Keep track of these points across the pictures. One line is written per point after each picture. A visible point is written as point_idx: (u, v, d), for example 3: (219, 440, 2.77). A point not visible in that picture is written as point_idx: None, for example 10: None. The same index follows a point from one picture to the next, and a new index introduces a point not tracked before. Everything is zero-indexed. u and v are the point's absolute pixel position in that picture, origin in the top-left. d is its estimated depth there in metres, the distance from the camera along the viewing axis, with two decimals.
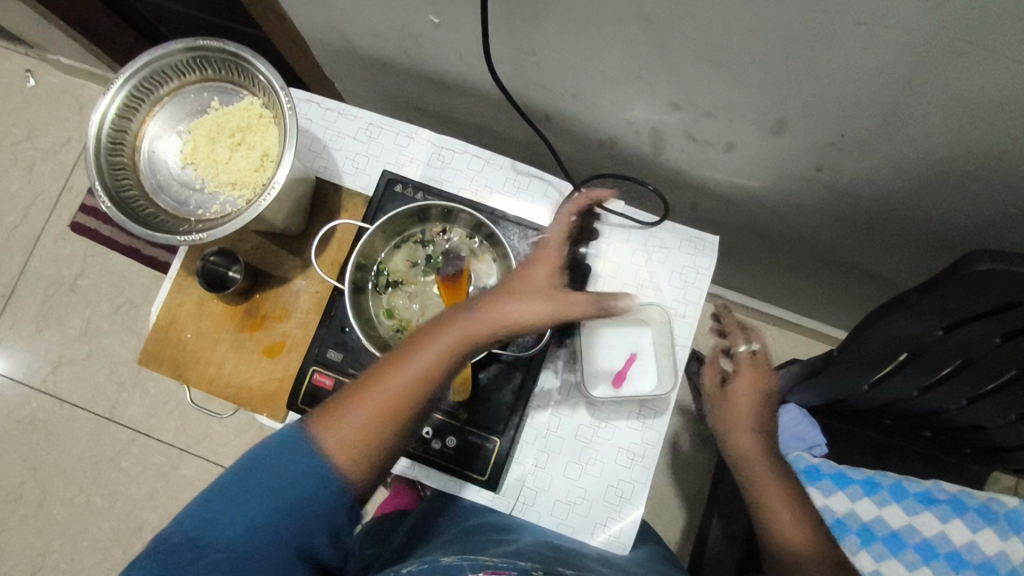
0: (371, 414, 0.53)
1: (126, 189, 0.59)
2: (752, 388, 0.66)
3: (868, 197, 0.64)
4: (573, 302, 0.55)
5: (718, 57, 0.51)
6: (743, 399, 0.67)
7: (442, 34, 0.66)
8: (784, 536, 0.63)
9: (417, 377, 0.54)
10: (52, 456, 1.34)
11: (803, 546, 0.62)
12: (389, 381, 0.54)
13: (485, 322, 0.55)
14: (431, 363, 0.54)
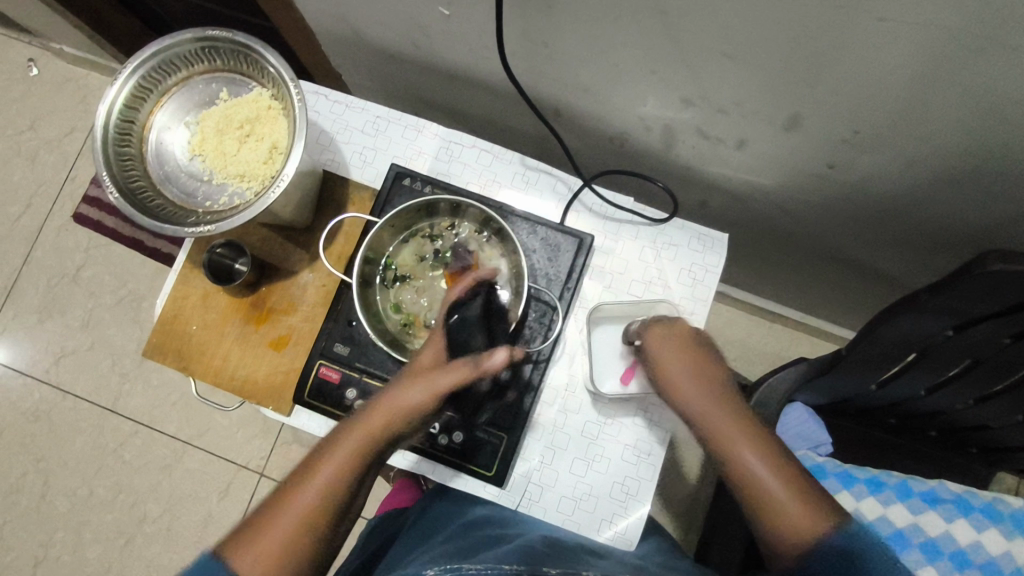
0: (287, 526, 0.51)
1: (134, 180, 0.58)
2: (679, 340, 0.62)
3: (878, 195, 0.64)
4: (457, 370, 0.57)
5: (733, 53, 0.51)
6: (670, 353, 0.61)
7: (452, 27, 0.65)
8: (764, 496, 0.53)
9: (327, 480, 0.53)
10: (55, 447, 1.34)
11: (787, 504, 0.52)
12: (300, 492, 0.53)
13: (383, 413, 0.56)
14: (338, 464, 0.54)
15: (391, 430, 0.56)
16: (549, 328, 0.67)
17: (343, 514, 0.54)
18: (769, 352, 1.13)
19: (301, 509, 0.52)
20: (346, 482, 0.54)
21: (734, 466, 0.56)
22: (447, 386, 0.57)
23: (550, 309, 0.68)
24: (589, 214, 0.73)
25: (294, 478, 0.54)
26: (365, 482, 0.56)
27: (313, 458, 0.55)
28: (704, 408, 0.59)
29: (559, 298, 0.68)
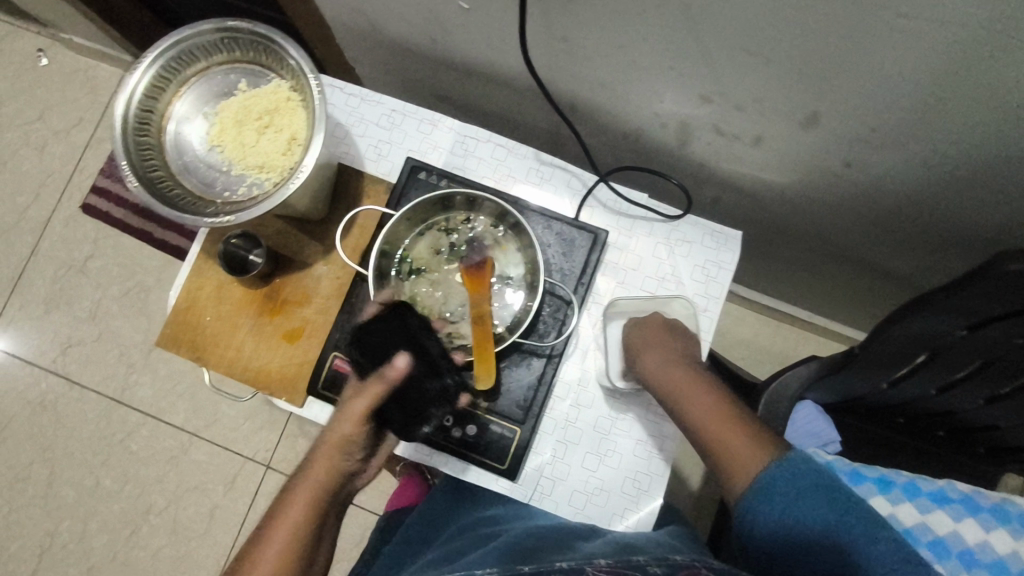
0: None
1: (153, 169, 0.58)
2: (649, 327, 0.67)
3: (894, 194, 0.64)
4: (368, 391, 0.58)
5: (755, 49, 0.51)
6: (640, 338, 0.66)
7: (471, 21, 0.65)
8: (723, 451, 0.58)
9: (284, 527, 0.55)
10: (62, 437, 1.34)
11: (739, 456, 0.57)
12: (258, 547, 0.55)
13: (320, 454, 0.59)
14: (294, 516, 0.56)
15: (333, 465, 0.59)
16: (563, 323, 0.68)
17: (311, 551, 0.56)
18: (776, 351, 1.13)
19: (266, 561, 0.53)
20: (304, 524, 0.56)
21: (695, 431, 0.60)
22: (368, 407, 0.58)
23: (564, 304, 0.69)
24: (604, 209, 0.73)
25: (253, 537, 0.56)
26: (327, 519, 0.58)
27: (267, 519, 0.57)
28: (664, 377, 0.63)
29: (574, 292, 0.69)
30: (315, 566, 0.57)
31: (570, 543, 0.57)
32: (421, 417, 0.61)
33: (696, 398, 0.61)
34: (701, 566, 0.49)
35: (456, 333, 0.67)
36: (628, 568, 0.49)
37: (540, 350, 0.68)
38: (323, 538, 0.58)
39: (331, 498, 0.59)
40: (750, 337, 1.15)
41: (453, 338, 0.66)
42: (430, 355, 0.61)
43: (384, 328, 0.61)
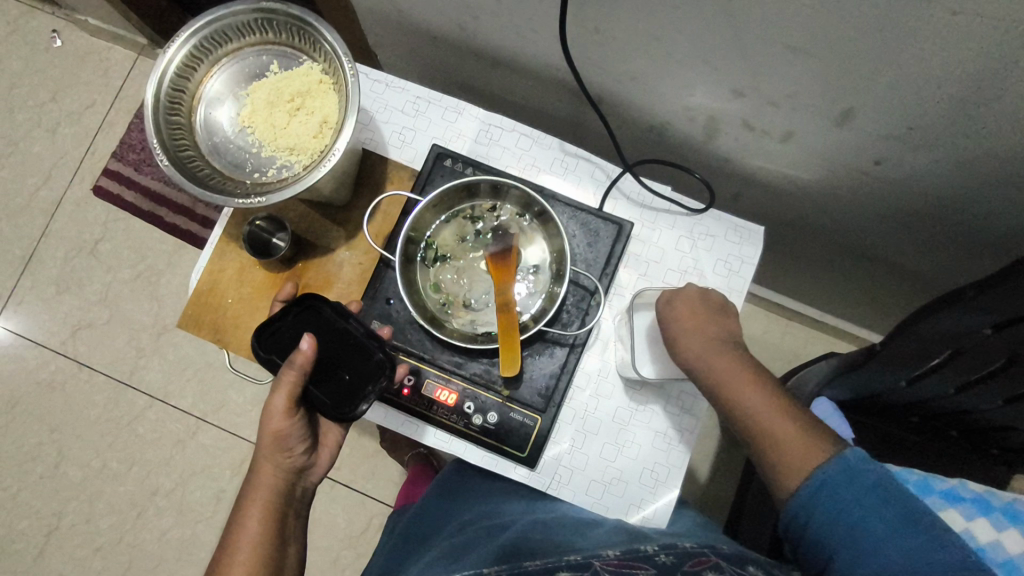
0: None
1: (183, 148, 0.58)
2: (687, 302, 0.64)
3: (919, 193, 0.64)
4: (281, 385, 0.59)
5: (795, 42, 0.51)
6: (676, 314, 0.64)
7: (503, 9, 0.65)
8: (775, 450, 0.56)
9: (248, 533, 0.58)
10: (69, 418, 1.34)
11: (793, 457, 0.55)
12: (226, 559, 0.57)
13: (263, 460, 0.61)
14: (252, 527, 0.59)
15: (275, 467, 0.61)
16: (586, 313, 0.69)
17: (279, 546, 0.59)
18: (787, 349, 1.14)
19: (238, 568, 0.56)
20: (262, 527, 0.59)
21: (742, 414, 0.60)
22: (286, 399, 0.59)
23: (588, 294, 0.69)
24: (628, 202, 0.73)
25: (220, 552, 0.59)
26: (286, 516, 0.61)
27: (228, 533, 0.59)
28: (707, 360, 0.62)
29: (599, 283, 0.69)
30: (288, 562, 0.60)
31: (578, 533, 0.57)
32: (352, 398, 0.60)
33: (742, 383, 0.60)
34: (709, 556, 0.50)
35: (480, 319, 0.68)
36: (637, 560, 0.49)
37: (562, 339, 0.68)
38: (290, 534, 0.61)
39: (284, 496, 0.62)
40: (760, 334, 1.15)
41: (476, 324, 0.68)
42: (341, 341, 0.62)
43: (291, 322, 0.62)
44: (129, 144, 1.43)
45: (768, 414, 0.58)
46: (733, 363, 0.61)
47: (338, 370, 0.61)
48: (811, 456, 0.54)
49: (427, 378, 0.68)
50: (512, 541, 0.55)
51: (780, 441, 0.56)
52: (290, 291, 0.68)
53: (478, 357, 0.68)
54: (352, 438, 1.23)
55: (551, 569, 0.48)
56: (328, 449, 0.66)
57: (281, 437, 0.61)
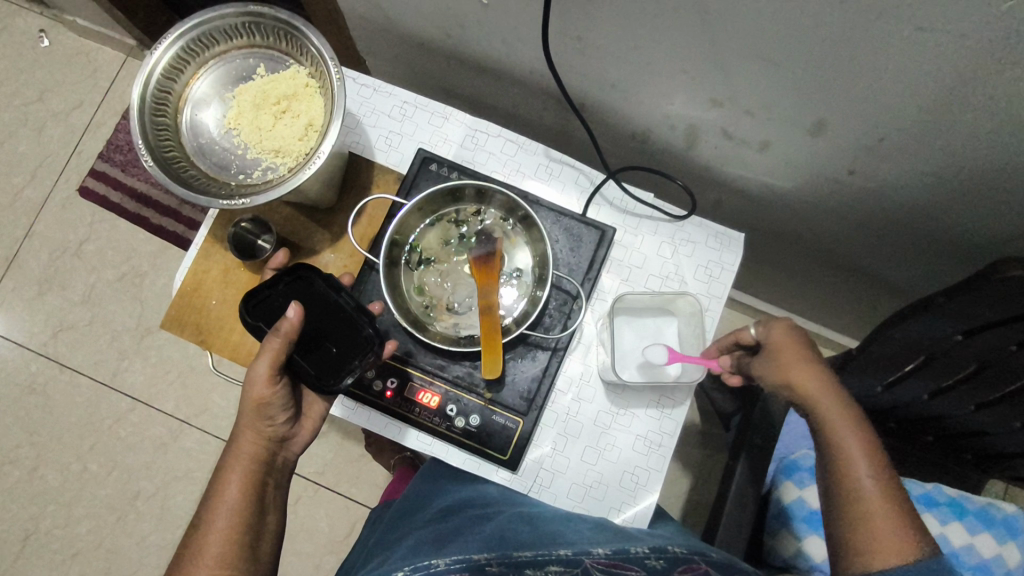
0: (215, 551, 0.56)
1: (168, 150, 0.59)
2: (799, 342, 0.63)
3: (892, 203, 0.66)
4: (266, 350, 0.59)
5: (774, 56, 0.53)
6: (791, 355, 0.62)
7: (488, 17, 0.66)
8: (863, 516, 0.55)
9: (228, 498, 0.59)
10: (50, 421, 1.33)
11: (881, 532, 0.54)
12: (205, 523, 0.58)
13: (244, 426, 0.62)
14: (230, 495, 0.59)
15: (256, 434, 0.62)
16: (568, 316, 0.70)
17: (257, 513, 0.59)
18: None
19: (216, 534, 0.57)
20: (242, 493, 0.59)
21: (839, 469, 0.58)
22: (271, 366, 0.60)
23: (571, 298, 0.70)
24: (610, 208, 0.74)
25: (199, 517, 0.59)
26: (266, 483, 0.62)
27: (207, 499, 0.60)
28: (821, 405, 0.60)
29: (582, 287, 0.70)
30: (267, 530, 0.60)
31: (568, 529, 0.57)
32: (338, 370, 0.62)
33: (851, 436, 0.58)
34: (699, 564, 0.50)
35: (463, 322, 0.68)
36: (627, 562, 0.50)
37: (545, 343, 0.69)
38: (269, 505, 0.61)
39: (263, 464, 0.62)
40: None
41: (459, 327, 0.68)
42: (332, 313, 0.63)
43: (282, 291, 0.63)
44: (116, 145, 1.43)
45: (869, 479, 0.56)
46: (852, 418, 0.59)
47: (325, 342, 0.63)
48: (899, 536, 0.53)
49: (411, 380, 0.68)
50: (499, 530, 0.56)
51: (869, 505, 0.55)
52: (281, 259, 0.69)
53: (460, 360, 0.68)
54: (336, 443, 1.23)
55: (541, 563, 0.50)
56: (310, 421, 0.66)
57: (264, 404, 0.61)
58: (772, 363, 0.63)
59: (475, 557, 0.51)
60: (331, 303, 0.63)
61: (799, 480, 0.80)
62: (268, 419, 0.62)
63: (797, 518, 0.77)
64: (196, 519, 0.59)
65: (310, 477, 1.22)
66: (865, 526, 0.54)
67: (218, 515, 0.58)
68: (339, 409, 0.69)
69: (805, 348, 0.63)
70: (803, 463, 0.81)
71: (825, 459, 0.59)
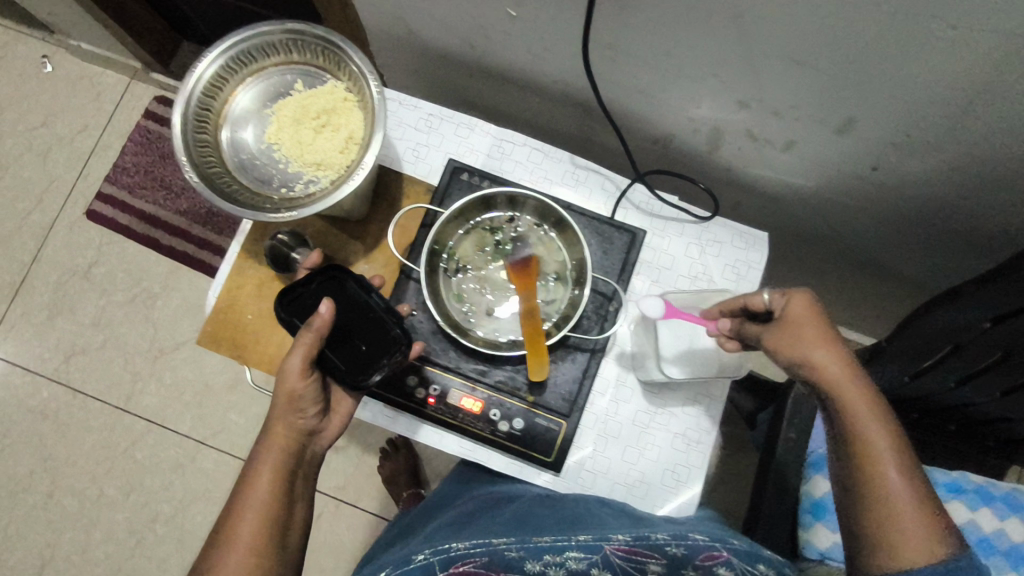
0: (246, 541, 0.57)
1: (211, 166, 0.59)
2: (814, 321, 0.56)
3: (912, 197, 0.68)
4: (299, 344, 0.60)
5: (804, 58, 0.55)
6: (811, 335, 0.56)
7: (516, 28, 0.68)
8: (889, 515, 0.52)
9: (259, 488, 0.59)
10: (64, 446, 1.32)
11: (906, 529, 0.51)
12: (236, 512, 0.58)
13: (276, 419, 0.62)
14: (261, 486, 0.59)
15: (287, 427, 0.62)
16: (605, 318, 0.71)
17: (286, 506, 0.60)
18: None
19: (246, 525, 0.57)
20: (274, 486, 0.59)
21: (859, 461, 0.54)
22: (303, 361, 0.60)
23: (606, 300, 0.72)
24: (637, 211, 0.76)
25: (230, 506, 0.59)
26: (296, 476, 0.62)
27: (238, 488, 0.60)
28: (841, 390, 0.55)
29: (615, 290, 0.71)
30: (295, 522, 0.61)
31: (581, 510, 0.61)
32: (367, 367, 0.62)
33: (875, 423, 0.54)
34: (721, 551, 0.53)
35: (503, 327, 0.69)
36: (646, 549, 0.55)
37: (583, 345, 0.70)
38: (297, 496, 0.62)
39: (294, 457, 0.62)
40: None
41: (500, 333, 0.68)
42: (363, 310, 0.64)
43: (315, 288, 0.64)
44: (123, 167, 1.44)
45: (892, 472, 0.53)
46: (871, 404, 0.55)
47: (354, 339, 0.63)
48: (926, 531, 0.51)
49: (452, 387, 0.68)
50: (519, 515, 0.61)
51: (897, 501, 0.52)
52: (316, 260, 0.69)
53: (500, 365, 0.69)
54: (357, 457, 1.23)
55: (560, 549, 0.55)
56: (339, 416, 0.66)
57: (296, 397, 0.61)
58: (791, 343, 0.56)
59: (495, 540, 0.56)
60: (362, 301, 0.64)
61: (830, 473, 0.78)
62: (298, 411, 0.62)
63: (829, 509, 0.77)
64: (227, 505, 0.60)
65: (331, 492, 1.21)
66: (890, 525, 0.52)
67: (248, 504, 0.58)
68: (380, 419, 0.69)
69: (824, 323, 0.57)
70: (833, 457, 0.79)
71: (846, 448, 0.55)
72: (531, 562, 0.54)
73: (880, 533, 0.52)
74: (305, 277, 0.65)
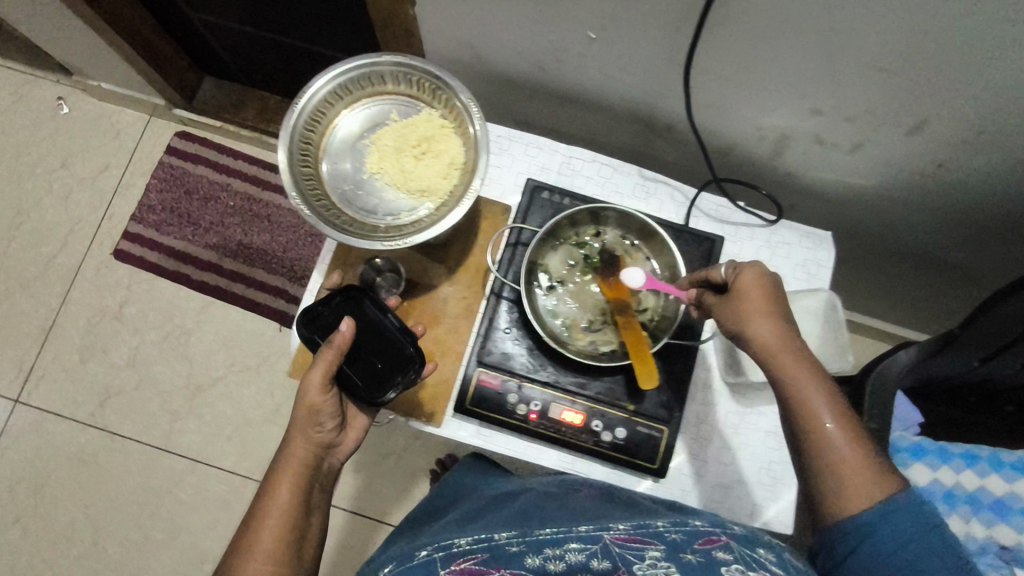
0: (266, 547, 0.59)
1: (318, 199, 0.61)
2: (754, 292, 0.59)
3: (974, 191, 0.71)
4: (320, 361, 0.63)
5: (887, 64, 0.58)
6: (753, 305, 0.58)
7: (592, 49, 0.70)
8: (828, 467, 0.54)
9: (280, 497, 0.62)
10: (105, 491, 1.30)
11: (848, 479, 0.53)
12: (258, 519, 0.61)
13: (295, 433, 0.65)
14: (280, 495, 0.62)
15: (306, 441, 0.65)
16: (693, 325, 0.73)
17: (303, 516, 0.63)
18: None
19: (266, 532, 0.60)
20: (293, 496, 0.62)
21: (800, 421, 0.56)
22: (321, 377, 0.62)
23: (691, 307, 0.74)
24: (707, 218, 0.78)
25: (252, 514, 0.62)
26: (312, 487, 0.65)
27: (259, 496, 0.63)
28: (777, 357, 0.57)
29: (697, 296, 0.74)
30: (312, 531, 0.63)
31: (590, 502, 0.62)
32: (382, 385, 0.65)
33: (811, 382, 0.56)
34: (718, 535, 0.51)
35: (599, 339, 0.70)
36: (646, 535, 0.52)
37: (674, 352, 0.72)
38: (314, 506, 0.65)
39: (311, 469, 0.65)
40: None
41: (597, 344, 0.70)
42: (378, 327, 0.66)
43: (334, 307, 0.67)
44: (148, 204, 1.42)
45: (831, 427, 0.54)
46: (808, 366, 0.56)
47: (369, 356, 0.65)
48: (869, 480, 0.53)
49: (553, 401, 0.70)
50: (524, 507, 0.62)
51: (836, 458, 0.54)
52: (337, 280, 0.73)
53: (598, 377, 0.71)
54: (410, 482, 1.22)
55: (560, 541, 0.53)
56: (354, 431, 0.70)
57: (314, 410, 0.64)
58: (736, 313, 0.59)
59: (497, 537, 0.54)
60: (377, 319, 0.66)
61: (928, 462, 0.83)
62: (316, 424, 0.65)
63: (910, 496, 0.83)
64: (251, 510, 0.62)
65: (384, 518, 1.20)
66: (833, 478, 0.54)
67: (266, 511, 0.61)
68: (477, 439, 0.71)
69: (773, 294, 0.59)
70: (928, 446, 0.84)
71: (787, 411, 0.57)
72: (530, 556, 0.51)
73: (823, 490, 0.54)
74: (325, 296, 0.68)
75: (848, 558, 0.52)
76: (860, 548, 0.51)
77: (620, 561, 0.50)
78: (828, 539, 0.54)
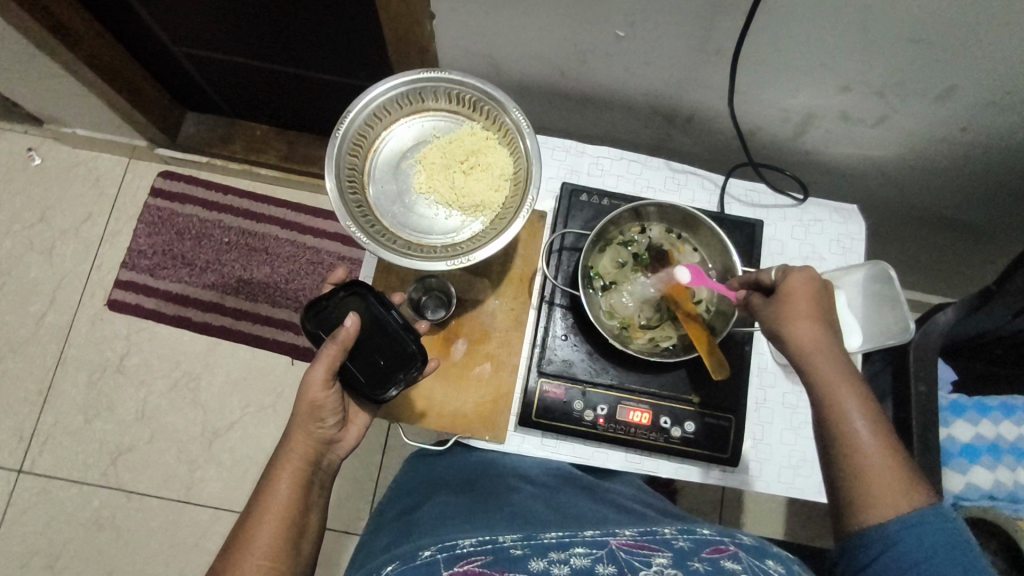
0: (265, 540, 0.57)
1: (372, 225, 0.60)
2: (801, 296, 0.56)
3: (995, 148, 0.74)
4: (322, 356, 0.61)
5: (921, 34, 0.59)
6: (798, 310, 0.56)
7: (619, 47, 0.70)
8: (858, 471, 0.52)
9: (280, 491, 0.60)
10: (129, 553, 1.24)
11: (877, 487, 0.51)
12: (258, 512, 0.59)
13: (295, 429, 0.63)
14: (280, 489, 0.60)
15: (307, 435, 0.64)
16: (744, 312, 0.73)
17: (303, 512, 0.61)
18: None
19: (266, 524, 0.58)
20: (293, 491, 0.61)
21: (834, 424, 0.54)
22: (323, 371, 0.61)
23: None
24: (740, 204, 0.79)
25: (250, 508, 0.60)
26: (312, 482, 0.63)
27: (258, 491, 0.61)
28: (815, 360, 0.55)
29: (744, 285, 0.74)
30: (310, 527, 0.61)
31: (592, 511, 0.59)
32: (383, 382, 0.63)
33: (850, 392, 0.53)
34: (727, 545, 0.52)
35: (659, 336, 0.70)
36: (653, 543, 0.51)
37: (731, 341, 0.72)
38: (313, 502, 0.63)
39: (311, 464, 0.63)
40: None
41: (658, 341, 0.70)
42: (382, 320, 0.64)
43: (338, 300, 0.65)
44: (137, 249, 1.37)
45: (862, 435, 0.52)
46: (846, 373, 0.54)
47: (372, 353, 0.64)
48: (897, 491, 0.51)
49: (620, 404, 0.69)
50: (518, 509, 0.58)
51: (869, 467, 0.52)
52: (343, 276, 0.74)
53: (658, 375, 0.71)
54: None
55: (566, 546, 0.51)
56: (356, 428, 0.69)
57: (317, 404, 0.63)
58: (776, 318, 0.57)
59: (501, 539, 0.51)
60: (381, 313, 0.64)
61: (969, 418, 0.85)
62: (319, 417, 0.64)
63: (958, 454, 0.84)
64: (251, 505, 0.61)
65: None
66: (860, 483, 0.52)
67: (267, 503, 0.59)
68: (542, 451, 0.71)
69: (820, 301, 0.57)
70: (966, 402, 0.86)
71: (818, 413, 0.55)
72: (536, 559, 0.49)
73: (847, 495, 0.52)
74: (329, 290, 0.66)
75: (872, 564, 0.50)
76: (884, 554, 0.49)
77: (627, 567, 0.49)
78: (850, 544, 0.52)
